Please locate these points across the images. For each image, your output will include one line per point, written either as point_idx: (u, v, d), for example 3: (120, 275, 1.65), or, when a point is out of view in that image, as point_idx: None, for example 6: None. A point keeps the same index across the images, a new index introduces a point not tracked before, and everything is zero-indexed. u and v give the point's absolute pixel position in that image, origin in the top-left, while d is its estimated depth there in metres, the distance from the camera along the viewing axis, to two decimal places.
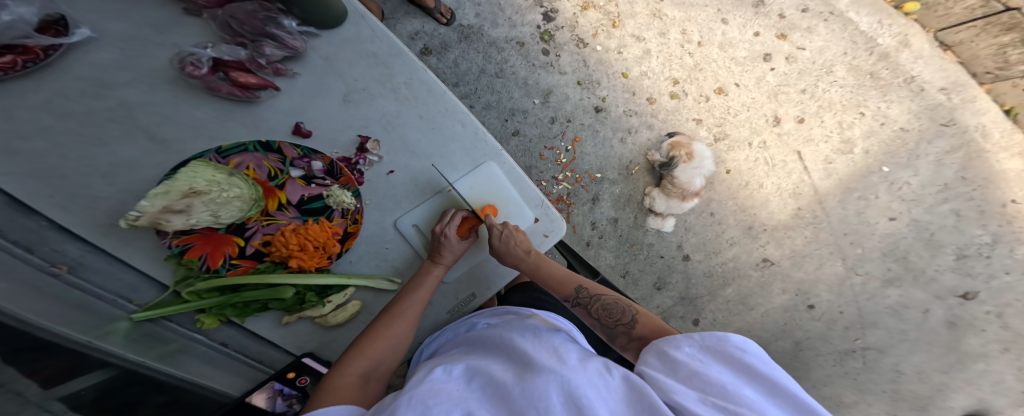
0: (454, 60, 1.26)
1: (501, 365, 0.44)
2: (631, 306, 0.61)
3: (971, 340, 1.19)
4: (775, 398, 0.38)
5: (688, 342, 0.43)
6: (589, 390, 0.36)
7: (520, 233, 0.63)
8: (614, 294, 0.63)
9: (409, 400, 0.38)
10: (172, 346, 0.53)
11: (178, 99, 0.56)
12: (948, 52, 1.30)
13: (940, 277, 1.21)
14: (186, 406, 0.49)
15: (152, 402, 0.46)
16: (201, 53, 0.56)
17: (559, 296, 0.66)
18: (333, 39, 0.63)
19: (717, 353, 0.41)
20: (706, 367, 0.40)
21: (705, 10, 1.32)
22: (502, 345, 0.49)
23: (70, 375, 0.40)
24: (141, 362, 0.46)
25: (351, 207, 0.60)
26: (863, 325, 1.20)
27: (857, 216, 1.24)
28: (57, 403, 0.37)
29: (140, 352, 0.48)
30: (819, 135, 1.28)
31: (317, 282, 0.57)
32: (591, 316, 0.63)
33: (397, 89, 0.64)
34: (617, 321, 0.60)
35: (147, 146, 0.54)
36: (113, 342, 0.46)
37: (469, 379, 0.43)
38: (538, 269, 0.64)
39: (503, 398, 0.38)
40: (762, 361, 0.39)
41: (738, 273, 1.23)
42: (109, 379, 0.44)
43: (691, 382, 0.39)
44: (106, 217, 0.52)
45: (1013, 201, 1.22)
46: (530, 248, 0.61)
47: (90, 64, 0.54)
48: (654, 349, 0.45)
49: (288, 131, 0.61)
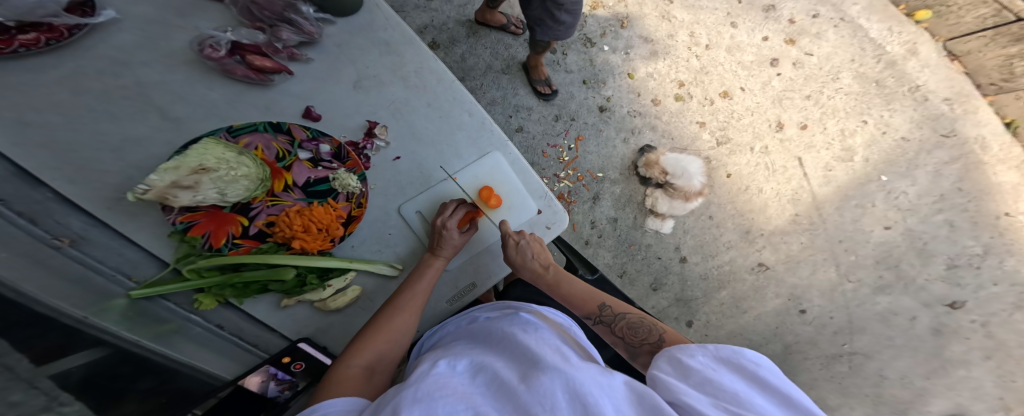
0: (460, 55, 1.25)
1: (506, 364, 0.44)
2: (657, 325, 0.61)
3: (956, 347, 1.21)
4: (787, 407, 0.39)
5: (701, 352, 0.44)
6: (596, 390, 0.36)
7: (536, 242, 0.65)
8: (640, 313, 0.63)
9: (413, 394, 0.39)
10: (167, 327, 0.53)
11: (193, 80, 0.59)
12: (955, 62, 1.30)
13: (930, 285, 1.23)
14: (175, 390, 0.48)
15: (141, 386, 0.45)
16: (220, 36, 0.59)
17: (580, 313, 0.67)
18: (347, 27, 0.66)
19: (730, 363, 0.43)
20: (718, 375, 0.41)
21: (715, 14, 1.33)
22: (503, 341, 0.50)
23: (66, 351, 0.38)
24: (134, 342, 0.46)
25: (356, 191, 0.60)
26: (851, 330, 1.22)
27: (853, 224, 1.25)
28: (47, 380, 0.35)
29: (136, 331, 0.48)
30: (820, 142, 1.29)
31: (318, 265, 0.57)
32: (614, 334, 0.63)
33: (407, 78, 0.66)
34: (643, 340, 0.59)
35: (158, 124, 0.56)
36: (109, 318, 0.46)
37: (474, 377, 0.44)
38: (557, 286, 0.68)
39: (508, 395, 0.39)
40: (777, 376, 0.41)
41: (734, 276, 1.25)
42: (104, 357, 0.42)
43: (703, 388, 0.40)
44: (113, 191, 0.53)
45: (1007, 214, 1.24)
46: (547, 263, 0.66)
47: (111, 44, 0.57)
48: (665, 355, 0.46)
49: (297, 114, 0.62)
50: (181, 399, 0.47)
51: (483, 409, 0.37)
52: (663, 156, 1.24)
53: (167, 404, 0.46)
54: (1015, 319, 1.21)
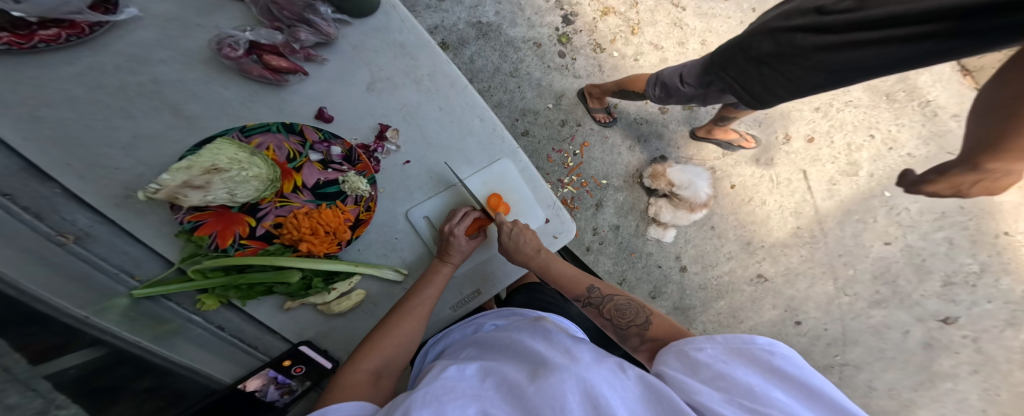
0: (470, 57, 1.23)
1: (515, 366, 0.45)
2: (645, 307, 0.60)
3: (944, 361, 1.23)
4: (810, 402, 0.37)
5: (710, 344, 0.43)
6: (605, 389, 0.37)
7: (527, 229, 0.65)
8: (627, 295, 0.62)
9: (423, 397, 0.40)
10: (168, 327, 0.53)
11: (210, 79, 0.59)
12: (968, 77, 1.29)
13: (925, 301, 1.24)
14: (170, 394, 0.48)
15: (137, 387, 0.45)
16: (239, 35, 0.58)
17: (571, 296, 0.66)
18: (363, 29, 0.65)
19: (744, 356, 0.41)
20: (730, 368, 0.40)
21: (728, 22, 1.31)
22: (510, 346, 0.51)
23: (62, 350, 0.38)
24: (135, 342, 0.47)
25: (366, 194, 0.60)
26: (844, 342, 1.24)
27: (854, 238, 1.26)
28: (43, 380, 0.34)
29: (137, 332, 0.49)
30: (826, 156, 1.28)
31: (323, 268, 0.58)
32: (603, 316, 0.62)
33: (420, 81, 0.66)
34: (631, 322, 0.59)
35: (171, 122, 0.57)
36: (109, 318, 0.47)
37: (483, 379, 0.44)
38: (547, 268, 0.64)
39: (518, 395, 0.39)
40: (794, 363, 0.39)
41: (732, 287, 1.26)
42: (100, 357, 0.43)
43: (716, 383, 0.39)
44: (122, 189, 0.53)
45: (1007, 233, 1.25)
46: (541, 246, 0.63)
47: (130, 41, 0.57)
48: (674, 350, 0.47)
49: (310, 116, 0.63)
50: (177, 402, 0.48)
51: (494, 411, 0.38)
52: (672, 170, 1.20)
53: (165, 407, 0.46)
54: (1006, 336, 1.23)
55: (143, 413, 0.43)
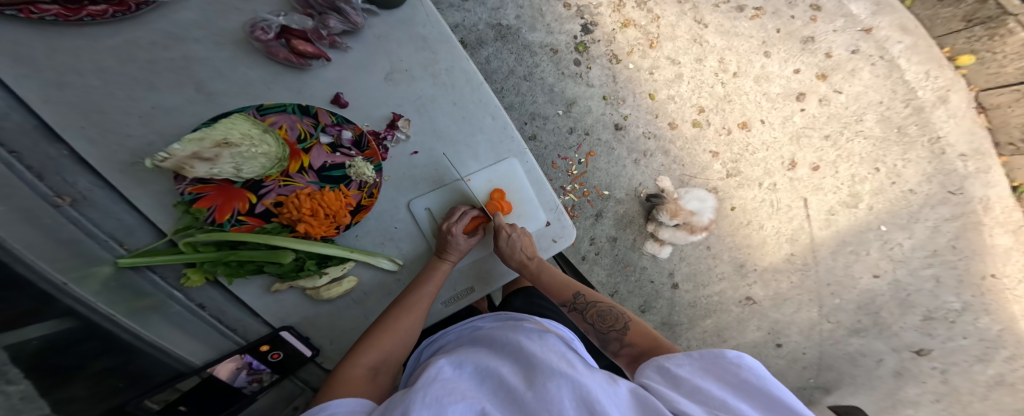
0: (486, 58, 1.20)
1: (513, 370, 0.46)
2: (624, 314, 0.63)
3: (911, 389, 1.27)
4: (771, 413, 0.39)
5: (687, 359, 0.45)
6: (602, 395, 0.38)
7: (526, 237, 0.66)
8: (609, 303, 0.65)
9: (423, 398, 0.40)
10: (145, 302, 0.54)
11: (238, 60, 0.57)
12: (981, 115, 1.29)
13: (903, 333, 1.27)
14: (131, 373, 0.50)
15: (99, 365, 0.46)
16: (273, 19, 0.57)
17: (557, 301, 0.69)
18: (391, 20, 0.63)
19: (714, 369, 0.43)
20: (703, 382, 0.42)
21: (750, 41, 1.27)
22: (508, 347, 0.51)
23: (30, 319, 0.39)
24: (106, 316, 0.48)
25: (370, 181, 0.61)
26: (819, 367, 1.28)
27: (844, 269, 1.28)
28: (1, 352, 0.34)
29: (113, 304, 0.50)
30: (829, 185, 1.29)
31: (319, 251, 0.58)
32: (586, 320, 0.65)
33: (437, 75, 0.65)
34: (611, 326, 0.62)
35: (193, 97, 0.55)
36: (90, 287, 0.48)
37: (481, 383, 0.45)
38: (537, 275, 0.67)
39: (515, 400, 0.40)
40: (759, 374, 0.41)
41: (720, 306, 1.29)
42: (62, 330, 0.43)
43: (693, 396, 0.41)
44: (130, 155, 0.53)
45: (993, 275, 1.27)
46: (533, 254, 0.65)
47: (172, 20, 0.55)
48: (653, 365, 0.48)
49: (326, 99, 0.61)
50: (135, 382, 0.50)
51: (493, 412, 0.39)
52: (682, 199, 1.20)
53: (121, 389, 0.47)
54: (974, 369, 1.27)
55: (99, 395, 0.44)
